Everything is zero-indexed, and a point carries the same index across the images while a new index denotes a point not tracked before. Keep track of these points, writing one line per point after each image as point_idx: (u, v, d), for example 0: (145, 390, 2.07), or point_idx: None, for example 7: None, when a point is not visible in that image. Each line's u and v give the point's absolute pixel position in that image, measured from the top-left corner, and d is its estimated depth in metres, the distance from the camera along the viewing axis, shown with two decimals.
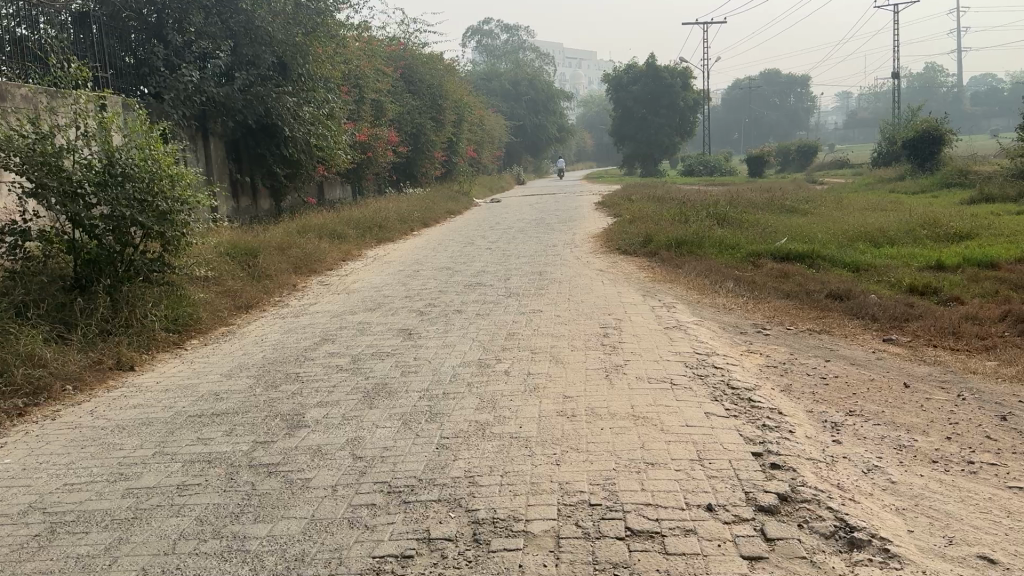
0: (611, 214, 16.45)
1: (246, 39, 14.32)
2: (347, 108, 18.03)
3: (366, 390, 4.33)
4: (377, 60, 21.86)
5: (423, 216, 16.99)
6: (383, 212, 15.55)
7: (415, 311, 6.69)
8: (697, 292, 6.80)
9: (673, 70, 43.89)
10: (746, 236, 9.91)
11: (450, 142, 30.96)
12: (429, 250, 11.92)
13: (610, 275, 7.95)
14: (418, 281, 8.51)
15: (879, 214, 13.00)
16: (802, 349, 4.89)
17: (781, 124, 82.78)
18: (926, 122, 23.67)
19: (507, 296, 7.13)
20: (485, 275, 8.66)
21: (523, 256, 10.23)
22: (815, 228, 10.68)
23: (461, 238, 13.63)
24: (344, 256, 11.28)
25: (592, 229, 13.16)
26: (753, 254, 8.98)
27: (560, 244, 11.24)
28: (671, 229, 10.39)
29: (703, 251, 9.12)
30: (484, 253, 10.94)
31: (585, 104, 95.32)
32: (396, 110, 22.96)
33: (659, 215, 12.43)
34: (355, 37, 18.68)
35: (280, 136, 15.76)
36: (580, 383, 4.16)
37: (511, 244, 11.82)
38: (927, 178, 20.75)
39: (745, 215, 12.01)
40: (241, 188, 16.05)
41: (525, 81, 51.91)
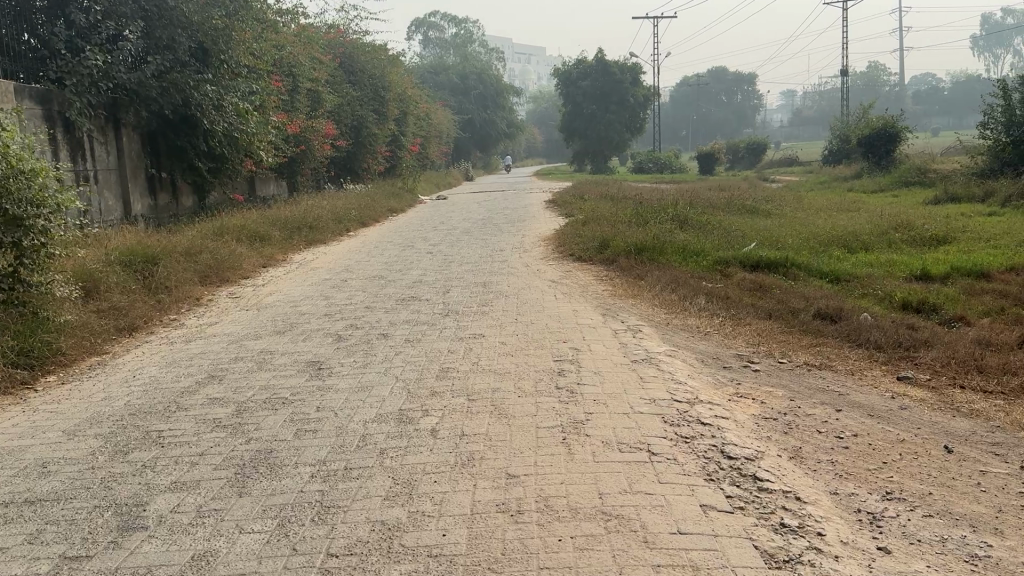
0: (562, 213, 15.50)
1: (159, 20, 12.98)
2: (276, 98, 16.71)
3: (240, 462, 3.25)
4: (310, 47, 20.56)
5: (361, 215, 15.82)
6: (316, 210, 14.35)
7: (332, 335, 5.59)
8: (665, 311, 5.84)
9: (621, 65, 43.22)
10: (712, 240, 9.02)
11: (394, 137, 29.69)
12: (362, 254, 10.80)
13: (563, 287, 6.95)
14: (344, 294, 7.42)
15: (845, 216, 12.27)
16: (804, 393, 3.94)
17: (729, 122, 83.10)
18: (881, 119, 23.22)
19: (443, 314, 6.09)
20: (422, 285, 7.60)
21: (466, 262, 9.20)
22: (783, 231, 9.84)
23: (400, 240, 12.52)
24: (266, 262, 10.11)
25: (542, 230, 12.18)
26: (721, 262, 8.07)
27: (507, 248, 10.22)
28: (627, 232, 9.45)
29: (666, 257, 8.19)
30: (424, 259, 9.88)
31: (534, 100, 94.52)
32: (334, 101, 21.64)
33: (614, 216, 11.50)
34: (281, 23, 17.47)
35: (201, 127, 14.43)
36: (529, 452, 3.13)
37: (454, 248, 10.76)
38: (884, 176, 20.24)
39: (706, 217, 11.16)
40: (160, 185, 14.68)
41: (473, 75, 50.72)
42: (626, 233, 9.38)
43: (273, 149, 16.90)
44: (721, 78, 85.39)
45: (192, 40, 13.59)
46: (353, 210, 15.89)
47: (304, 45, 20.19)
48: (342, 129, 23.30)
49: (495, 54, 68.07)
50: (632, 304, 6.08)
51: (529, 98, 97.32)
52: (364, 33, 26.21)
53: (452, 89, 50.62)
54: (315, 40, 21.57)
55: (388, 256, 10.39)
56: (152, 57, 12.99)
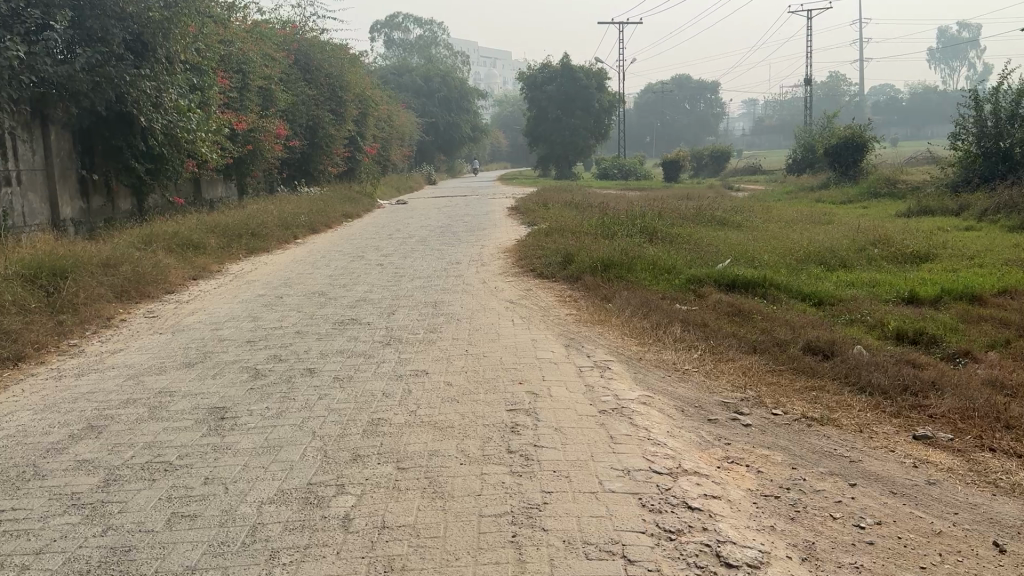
0: (525, 221, 14.81)
1: (89, 9, 11.82)
2: (220, 96, 15.72)
3: (84, 568, 2.47)
4: (262, 44, 19.60)
5: (312, 220, 14.95)
6: (261, 215, 13.46)
7: (249, 371, 4.79)
8: (636, 341, 5.13)
9: (587, 70, 42.74)
10: (683, 255, 8.36)
11: (353, 138, 28.76)
12: (306, 266, 9.98)
13: (522, 310, 6.22)
14: (276, 315, 6.60)
15: (819, 229, 11.74)
16: (808, 458, 3.24)
17: (693, 129, 83.35)
18: (849, 129, 22.89)
19: (383, 342, 5.31)
20: (364, 305, 6.82)
21: (418, 277, 8.44)
22: (758, 245, 9.23)
23: (351, 249, 11.69)
24: (198, 274, 9.24)
25: (502, 241, 11.45)
26: (694, 281, 7.41)
27: (464, 261, 9.46)
28: (592, 245, 8.76)
29: (634, 275, 7.51)
30: (372, 271, 9.09)
31: (499, 103, 93.95)
32: (285, 100, 20.66)
33: (578, 227, 10.81)
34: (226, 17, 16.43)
35: (138, 126, 13.42)
36: (465, 559, 2.37)
37: (407, 260, 9.98)
38: (852, 187, 19.87)
39: (675, 229, 10.51)
40: (93, 187, 13.66)
41: (437, 78, 49.89)
42: (592, 246, 8.67)
43: (218, 151, 15.95)
44: (685, 85, 85.56)
45: (127, 32, 12.47)
46: (303, 215, 15.02)
47: (255, 42, 19.22)
48: (295, 129, 22.35)
49: (459, 56, 67.21)
50: (598, 332, 5.35)
51: (493, 101, 96.69)
52: (321, 30, 25.21)
53: (415, 91, 49.81)
54: (267, 37, 20.59)
55: (334, 268, 9.58)
56: (81, 49, 11.83)
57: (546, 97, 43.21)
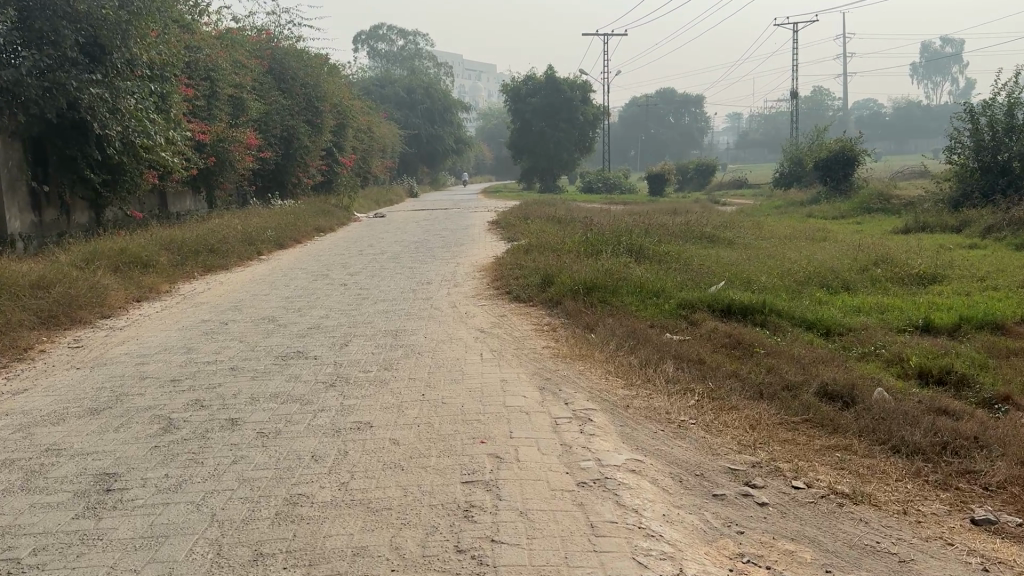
0: (505, 236, 14.09)
1: (37, 9, 10.97)
2: (183, 103, 14.89)
3: None
4: (232, 51, 18.81)
5: (280, 235, 14.16)
6: (224, 230, 12.67)
7: (161, 422, 4.02)
8: (622, 382, 4.39)
9: (571, 83, 42.18)
10: (673, 276, 7.66)
11: (331, 150, 27.99)
12: (265, 285, 9.20)
13: (493, 342, 5.49)
14: (215, 347, 5.82)
15: (815, 247, 11.08)
16: (848, 562, 2.50)
17: (678, 143, 83.12)
18: (838, 143, 22.31)
19: (327, 383, 4.54)
20: (315, 334, 6.05)
21: (382, 300, 7.69)
22: (753, 265, 8.55)
23: (317, 266, 10.92)
24: (142, 296, 8.46)
25: (479, 258, 10.72)
26: (686, 305, 6.71)
27: (435, 281, 8.72)
28: (574, 265, 8.03)
29: (620, 298, 6.80)
30: (334, 292, 8.32)
31: (483, 116, 93.44)
32: (257, 110, 19.88)
33: (560, 244, 10.10)
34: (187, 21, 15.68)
35: (94, 135, 12.52)
36: None
37: (374, 279, 9.23)
38: (844, 201, 19.27)
39: (663, 247, 9.81)
40: (47, 200, 12.79)
41: (420, 90, 49.23)
42: (573, 266, 7.94)
43: (183, 161, 15.15)
44: (670, 98, 85.36)
45: (80, 35, 11.65)
46: (271, 230, 14.24)
47: (225, 49, 18.43)
48: (269, 140, 21.55)
49: (443, 68, 66.62)
50: (577, 370, 4.61)
51: (478, 114, 96.17)
52: (297, 39, 24.45)
53: (398, 103, 49.15)
54: (238, 44, 19.80)
55: (295, 289, 8.80)
56: (28, 53, 10.95)
57: (530, 109, 42.59)
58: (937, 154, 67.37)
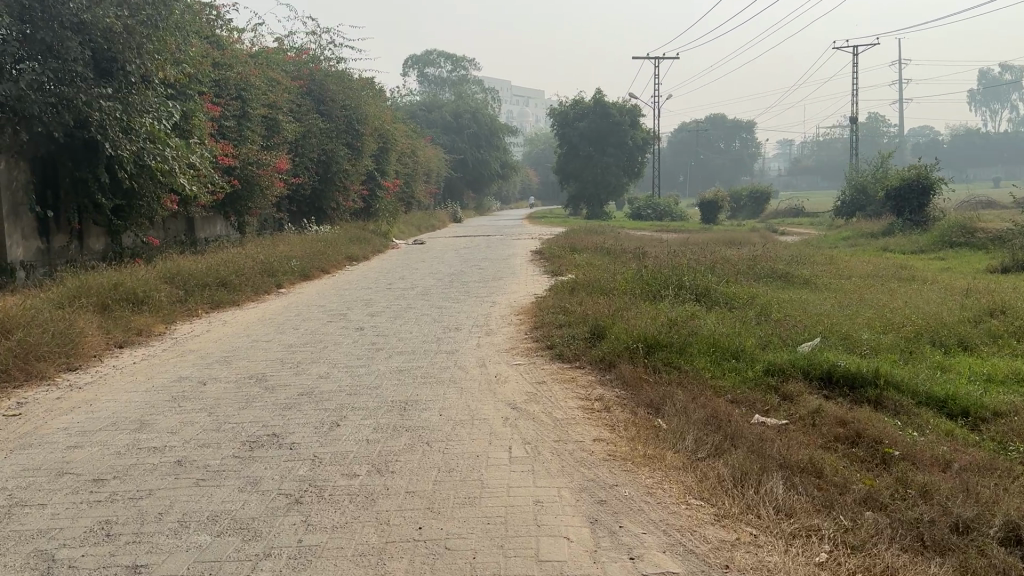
0: (548, 269, 12.75)
1: (39, 16, 10.10)
2: (206, 122, 13.93)
3: None
4: (265, 70, 17.98)
5: (305, 265, 13.06)
6: (241, 260, 11.60)
7: (37, 568, 2.75)
8: (714, 513, 3.03)
9: (620, 107, 40.95)
10: (753, 330, 6.25)
11: (371, 174, 27.07)
12: (271, 327, 8.02)
13: (526, 426, 4.15)
14: (177, 422, 4.59)
15: (907, 290, 9.54)
16: None
17: (729, 169, 81.13)
18: (913, 170, 20.54)
19: (291, 500, 3.26)
20: (303, 405, 4.79)
21: (399, 352, 6.40)
22: (846, 315, 7.08)
23: (336, 303, 9.71)
24: (126, 342, 7.29)
25: (518, 298, 9.40)
26: (775, 373, 5.30)
27: (465, 328, 7.41)
28: (630, 312, 6.66)
29: (688, 360, 5.42)
30: (346, 339, 7.07)
31: (530, 140, 92.68)
32: (291, 132, 18.97)
33: (611, 283, 8.73)
34: (207, 33, 14.74)
35: (105, 155, 11.57)
36: None
37: (395, 323, 7.96)
38: (922, 234, 17.51)
39: (733, 289, 8.38)
40: (57, 225, 11.85)
41: (466, 114, 48.48)
42: (628, 314, 6.58)
43: (207, 184, 14.19)
44: (721, 124, 83.53)
45: (87, 48, 10.73)
46: (295, 258, 13.14)
47: (256, 67, 17.59)
48: (304, 163, 20.66)
49: (490, 93, 65.88)
50: (647, 486, 3.26)
51: (525, 139, 95.43)
52: (337, 60, 23.62)
53: (444, 127, 48.41)
54: (272, 63, 18.97)
55: (302, 333, 7.57)
56: (29, 65, 10.01)
57: (578, 134, 41.39)
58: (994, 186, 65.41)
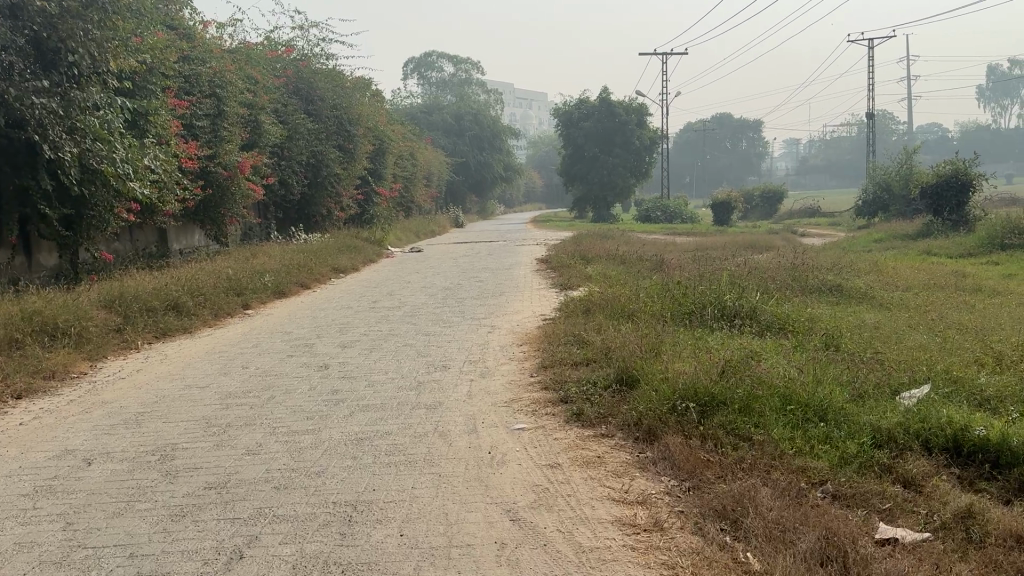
0: (556, 282, 11.21)
1: None
2: (170, 121, 12.46)
3: None
4: (245, 66, 16.54)
5: (281, 279, 11.55)
6: (202, 275, 10.11)
7: None
8: None
9: (626, 106, 39.47)
10: (833, 375, 4.68)
11: (366, 178, 25.60)
12: (217, 364, 6.49)
13: (533, 565, 2.62)
14: (10, 546, 3.09)
15: (987, 305, 7.97)
16: None
17: (737, 169, 79.52)
18: (948, 166, 18.93)
19: None
20: (204, 511, 3.29)
21: (364, 405, 4.86)
22: (941, 347, 5.52)
23: (306, 328, 8.19)
24: (27, 390, 5.76)
25: (523, 320, 7.87)
26: (882, 447, 3.77)
27: (455, 366, 5.87)
28: (669, 349, 5.15)
29: (758, 424, 3.88)
30: (302, 384, 5.54)
31: (534, 143, 91.11)
32: (275, 132, 17.49)
33: (635, 304, 7.17)
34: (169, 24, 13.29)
35: (47, 160, 10.10)
36: None
37: (370, 357, 6.43)
38: (967, 235, 15.90)
39: (786, 310, 6.83)
40: None
41: (468, 116, 47.01)
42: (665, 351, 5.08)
43: (174, 190, 12.73)
44: (728, 123, 81.86)
45: (18, 33, 9.27)
46: (269, 273, 11.65)
47: (234, 62, 16.15)
48: (290, 167, 19.19)
49: (493, 95, 64.47)
50: None
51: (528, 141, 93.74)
52: (327, 57, 22.14)
53: (446, 129, 46.89)
54: (254, 59, 17.53)
55: (251, 373, 6.03)
56: None
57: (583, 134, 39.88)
58: (1008, 182, 64.30)
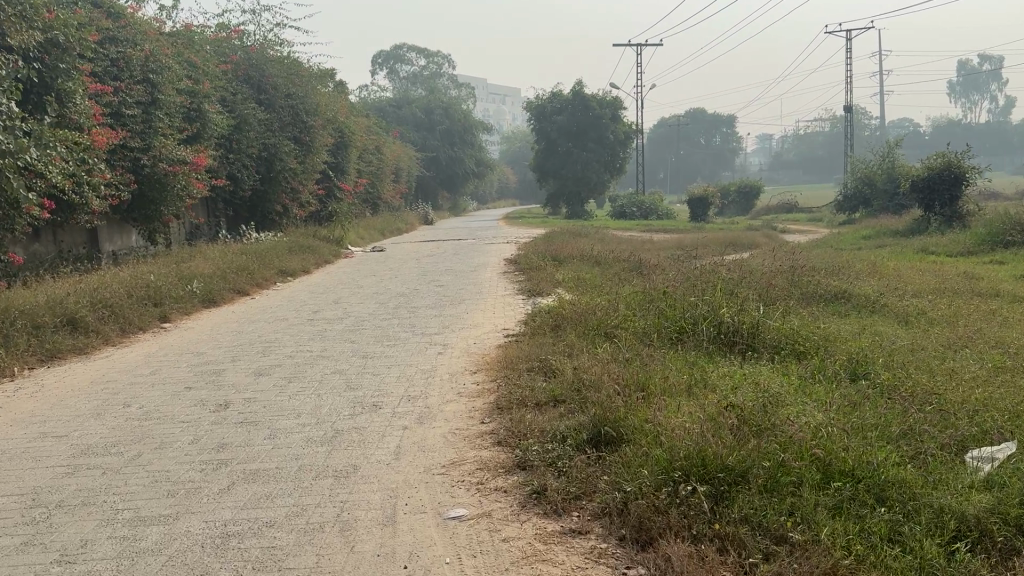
0: (524, 286, 9.98)
1: None
2: (89, 107, 11.02)
3: None
4: (184, 50, 15.16)
5: (212, 285, 10.21)
6: (113, 282, 8.76)
7: None
8: None
9: (600, 99, 38.34)
10: (881, 431, 3.50)
11: (326, 174, 24.20)
12: (96, 401, 5.18)
13: None
14: None
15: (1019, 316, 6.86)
16: None
17: (711, 164, 78.85)
18: (939, 159, 17.97)
19: None
20: None
21: (253, 471, 3.61)
22: (999, 382, 4.35)
23: (225, 347, 6.90)
24: None
25: (480, 337, 6.63)
26: (975, 551, 2.59)
27: (387, 405, 4.62)
28: (664, 389, 3.93)
29: (796, 515, 2.68)
30: (184, 435, 4.26)
31: (508, 138, 89.75)
32: (220, 123, 16.08)
33: (614, 319, 5.97)
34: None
35: None
36: None
37: (287, 391, 5.17)
38: (964, 232, 14.89)
39: (795, 327, 5.66)
40: None
41: (438, 110, 45.63)
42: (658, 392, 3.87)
43: (95, 186, 11.32)
44: (702, 118, 81.05)
45: None
46: (199, 278, 10.30)
47: (172, 44, 14.73)
48: (237, 160, 17.77)
49: (465, 89, 63.03)
50: None
51: (502, 137, 92.32)
52: (281, 43, 20.69)
53: (415, 123, 45.40)
54: (196, 43, 16.12)
55: (131, 417, 4.74)
56: None
57: (556, 128, 38.69)
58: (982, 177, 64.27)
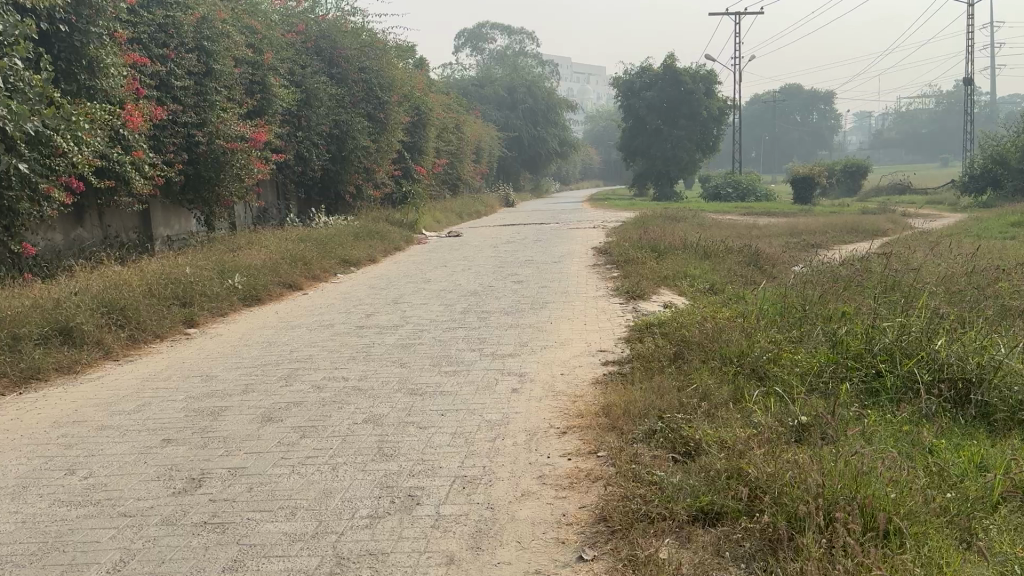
0: (620, 285, 8.21)
1: None
2: (125, 77, 9.71)
3: None
4: (244, 15, 13.76)
5: (256, 281, 8.79)
6: (136, 277, 7.41)
7: None
8: None
9: (694, 73, 35.81)
10: None
11: (402, 154, 22.85)
12: (34, 464, 3.69)
13: None
14: None
15: None
16: None
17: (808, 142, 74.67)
18: None
19: None
20: None
21: None
22: None
23: (243, 370, 5.37)
24: None
25: (567, 366, 4.91)
26: None
27: (428, 498, 2.95)
28: (911, 536, 2.22)
29: None
30: (109, 554, 2.69)
31: (591, 117, 87.17)
32: (284, 98, 14.74)
33: (767, 350, 4.16)
34: None
35: None
36: None
37: (293, 456, 3.56)
38: None
39: None
40: None
41: (522, 88, 43.90)
42: (906, 553, 2.15)
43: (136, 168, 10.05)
44: (799, 94, 76.62)
45: None
46: (243, 271, 8.89)
47: (231, 9, 13.38)
48: (303, 138, 16.48)
49: (550, 67, 61.01)
50: None
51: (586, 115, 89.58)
52: (354, 12, 19.21)
53: (497, 102, 43.84)
54: (259, 9, 14.75)
55: (60, 502, 3.20)
56: None
57: (645, 105, 36.41)
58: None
